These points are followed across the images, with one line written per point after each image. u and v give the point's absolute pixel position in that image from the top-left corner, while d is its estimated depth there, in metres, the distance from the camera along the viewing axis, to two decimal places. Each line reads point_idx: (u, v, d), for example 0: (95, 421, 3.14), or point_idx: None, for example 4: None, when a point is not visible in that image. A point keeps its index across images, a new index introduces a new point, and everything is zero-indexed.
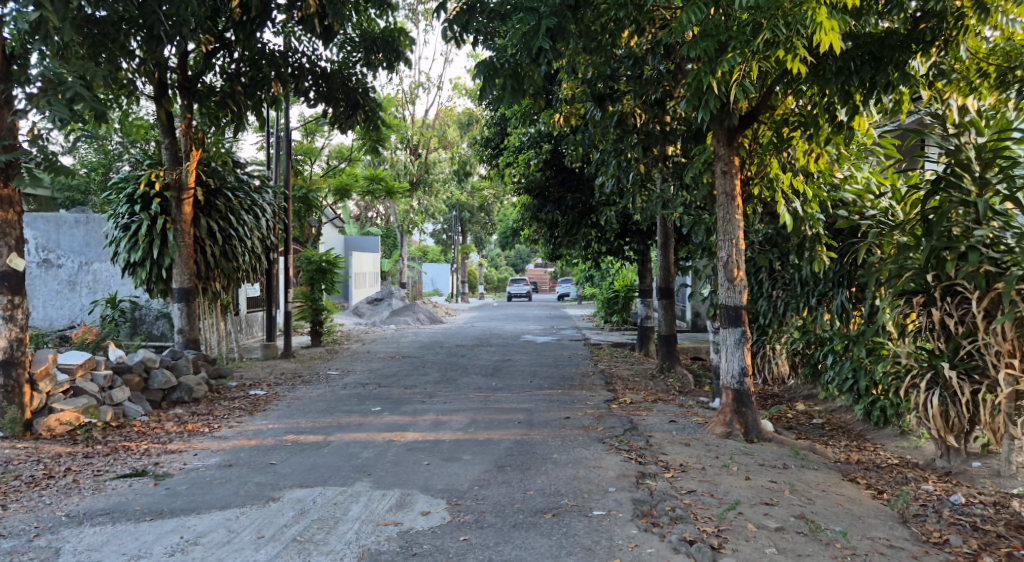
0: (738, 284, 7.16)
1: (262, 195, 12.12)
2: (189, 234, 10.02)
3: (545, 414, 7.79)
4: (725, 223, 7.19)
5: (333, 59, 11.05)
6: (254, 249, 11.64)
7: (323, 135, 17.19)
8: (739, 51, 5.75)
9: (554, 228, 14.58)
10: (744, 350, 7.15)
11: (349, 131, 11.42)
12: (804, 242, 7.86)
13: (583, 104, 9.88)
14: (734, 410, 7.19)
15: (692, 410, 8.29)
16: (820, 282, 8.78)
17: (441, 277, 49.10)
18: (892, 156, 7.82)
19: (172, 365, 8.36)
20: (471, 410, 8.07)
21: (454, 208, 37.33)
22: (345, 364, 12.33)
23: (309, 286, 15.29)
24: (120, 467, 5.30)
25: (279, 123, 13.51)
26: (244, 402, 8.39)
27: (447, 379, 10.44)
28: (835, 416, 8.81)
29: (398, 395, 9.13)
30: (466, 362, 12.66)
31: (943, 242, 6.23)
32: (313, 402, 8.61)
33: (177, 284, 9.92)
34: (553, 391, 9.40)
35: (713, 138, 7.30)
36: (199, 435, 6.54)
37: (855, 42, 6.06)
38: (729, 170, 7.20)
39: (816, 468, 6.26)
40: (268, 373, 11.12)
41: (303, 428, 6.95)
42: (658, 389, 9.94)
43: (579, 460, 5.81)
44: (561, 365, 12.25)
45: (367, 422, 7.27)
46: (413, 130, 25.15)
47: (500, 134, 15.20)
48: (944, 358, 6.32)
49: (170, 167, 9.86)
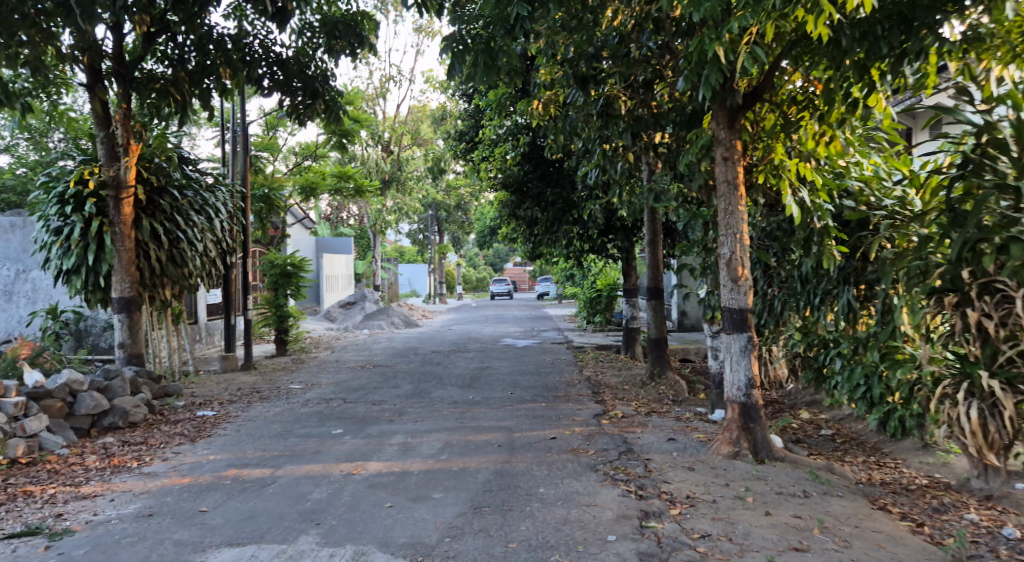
0: (743, 284, 6.37)
1: (216, 193, 11.11)
2: (130, 237, 9.02)
3: (529, 434, 6.92)
4: (727, 216, 6.39)
5: (292, 43, 10.07)
6: (207, 252, 10.65)
7: (285, 129, 16.03)
8: (752, 11, 4.86)
9: (534, 226, 13.70)
10: (751, 359, 6.36)
11: (308, 123, 10.36)
12: (812, 236, 7.04)
13: (564, 89, 9.04)
14: (741, 426, 6.39)
15: (691, 424, 7.48)
16: (823, 279, 8.08)
17: (418, 278, 48.30)
18: (899, 141, 7.14)
19: (105, 386, 7.36)
20: (445, 430, 7.17)
21: (431, 207, 36.43)
22: (311, 377, 11.31)
23: (273, 292, 14.36)
24: (10, 523, 4.36)
25: (236, 116, 12.44)
26: (188, 426, 7.41)
27: (420, 392, 9.52)
28: (845, 426, 8.09)
29: (364, 413, 8.21)
30: (442, 370, 11.76)
31: (978, 233, 5.48)
32: (267, 423, 7.66)
33: (117, 293, 8.97)
34: (536, 404, 8.53)
35: (712, 120, 6.52)
36: (124, 472, 5.57)
37: (880, 3, 5.23)
38: (731, 156, 6.40)
39: (841, 495, 5.45)
40: (222, 389, 10.12)
41: (249, 459, 6.01)
42: (650, 398, 9.16)
43: (570, 496, 4.96)
44: (543, 372, 11.38)
45: (325, 449, 6.37)
46: (384, 125, 24.03)
47: (474, 128, 14.32)
48: (980, 365, 5.58)
49: (108, 163, 8.90)
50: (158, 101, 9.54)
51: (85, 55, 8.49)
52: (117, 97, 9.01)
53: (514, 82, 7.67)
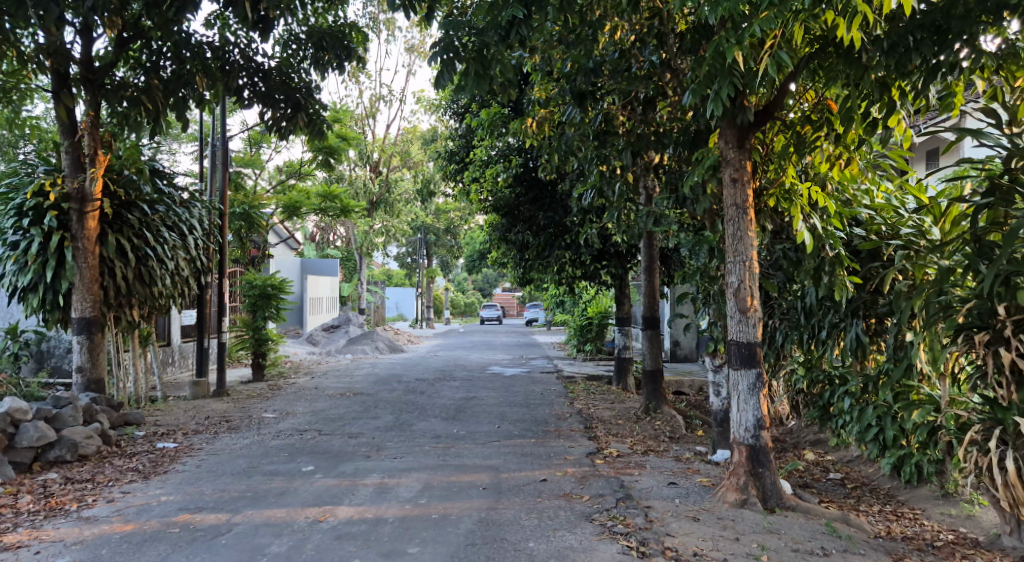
0: (752, 316, 5.87)
1: (191, 209, 10.58)
2: (93, 253, 8.45)
3: (517, 475, 6.35)
4: (735, 241, 5.93)
5: (276, 53, 9.60)
6: (178, 270, 10.08)
7: (268, 145, 15.47)
8: (775, 11, 4.44)
9: (525, 250, 13.21)
10: (759, 398, 5.84)
11: (290, 137, 9.84)
12: (822, 265, 6.64)
13: (560, 106, 8.59)
14: (749, 471, 5.84)
15: (692, 466, 6.93)
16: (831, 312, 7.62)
17: (406, 302, 47.73)
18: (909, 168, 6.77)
19: (53, 415, 6.75)
20: (426, 468, 6.57)
21: (420, 230, 35.96)
22: (285, 405, 10.67)
23: (251, 314, 13.76)
24: None
25: (216, 129, 11.95)
26: (144, 460, 6.79)
27: (400, 424, 8.92)
28: (855, 470, 7.59)
29: (339, 447, 7.60)
30: (425, 400, 11.16)
31: (1013, 266, 5.05)
32: (232, 458, 7.04)
33: (77, 313, 8.37)
34: (525, 440, 7.96)
35: (720, 139, 6.09)
36: (59, 517, 4.97)
37: (912, 12, 4.83)
38: (740, 177, 5.96)
39: (863, 553, 4.91)
40: (189, 417, 9.47)
41: (205, 501, 5.40)
42: (646, 435, 8.62)
43: (563, 553, 4.41)
44: (532, 404, 10.79)
45: (292, 489, 5.75)
46: (374, 145, 23.54)
47: (465, 148, 13.87)
48: (1014, 411, 5.10)
49: (71, 174, 8.33)
50: (130, 111, 8.92)
51: (50, 60, 8.01)
52: (86, 105, 8.48)
53: (507, 95, 7.21)
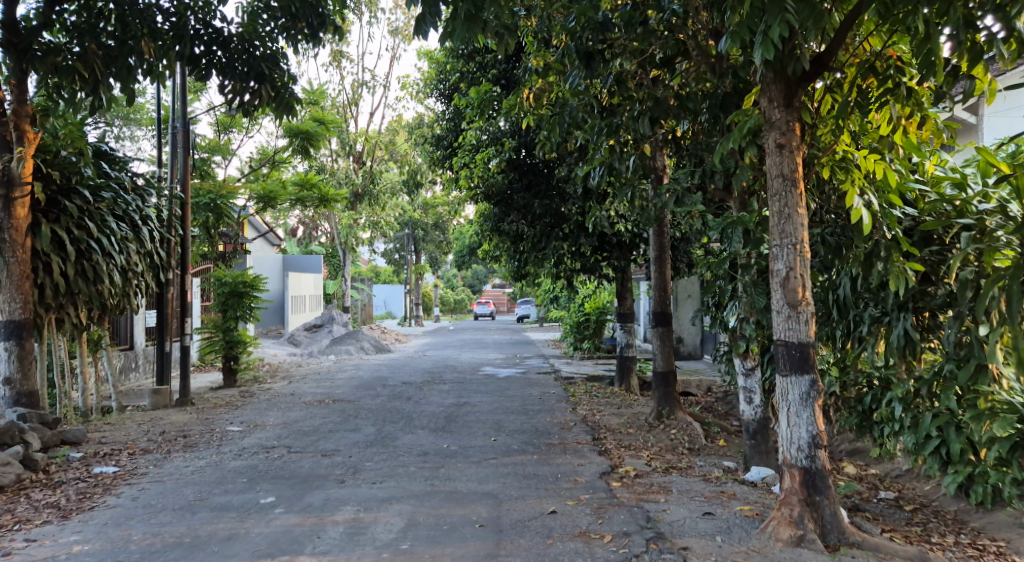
0: (804, 311, 4.81)
1: (146, 197, 9.43)
2: (23, 243, 7.29)
3: (520, 505, 5.28)
4: (781, 220, 4.87)
5: (238, 20, 8.36)
6: (132, 266, 8.92)
7: (238, 130, 14.25)
8: None
9: (519, 241, 12.13)
10: (815, 409, 4.76)
11: (253, 113, 8.69)
12: (876, 250, 5.58)
13: (561, 74, 7.46)
14: (803, 501, 4.77)
15: (726, 489, 5.86)
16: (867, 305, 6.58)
17: (394, 299, 46.59)
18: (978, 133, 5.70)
19: None
20: (412, 498, 5.48)
21: (407, 225, 34.78)
22: (254, 416, 9.52)
23: (221, 314, 12.57)
24: None
25: (175, 109, 10.74)
26: (72, 491, 5.66)
27: (382, 439, 7.80)
28: (907, 487, 6.57)
29: (310, 468, 6.48)
30: (412, 408, 10.03)
31: None
32: (180, 486, 5.91)
33: (3, 315, 7.19)
34: (527, 457, 6.89)
35: (761, 97, 5.03)
36: None
37: None
38: (788, 142, 4.89)
39: None
40: (143, 432, 8.31)
41: (129, 551, 4.28)
42: (663, 447, 7.57)
43: None
44: (531, 411, 9.71)
45: (242, 532, 4.65)
46: (357, 135, 22.32)
47: (454, 132, 12.72)
48: None
49: None
50: (63, 81, 7.63)
51: None
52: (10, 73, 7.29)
53: (503, 52, 6.10)
